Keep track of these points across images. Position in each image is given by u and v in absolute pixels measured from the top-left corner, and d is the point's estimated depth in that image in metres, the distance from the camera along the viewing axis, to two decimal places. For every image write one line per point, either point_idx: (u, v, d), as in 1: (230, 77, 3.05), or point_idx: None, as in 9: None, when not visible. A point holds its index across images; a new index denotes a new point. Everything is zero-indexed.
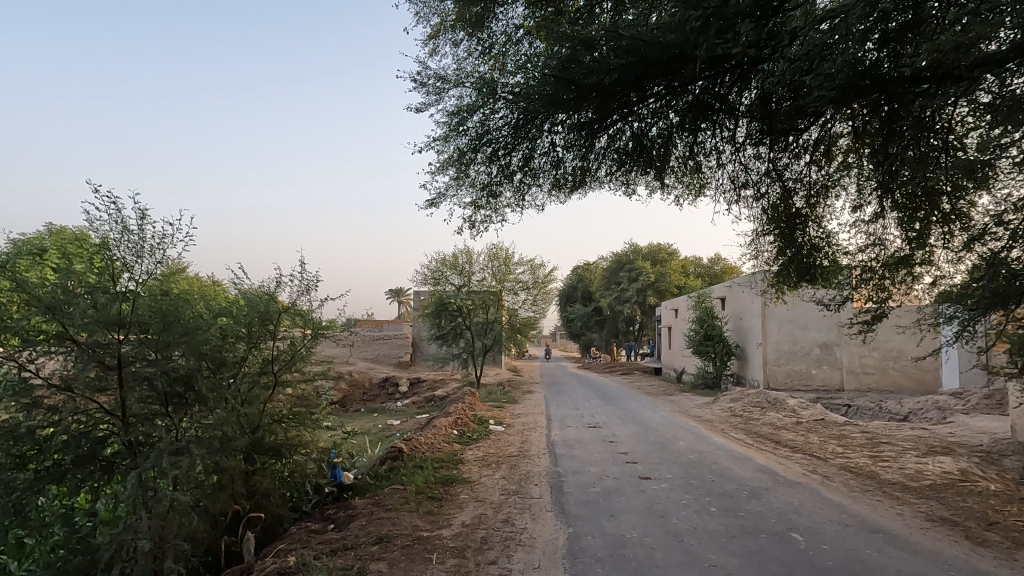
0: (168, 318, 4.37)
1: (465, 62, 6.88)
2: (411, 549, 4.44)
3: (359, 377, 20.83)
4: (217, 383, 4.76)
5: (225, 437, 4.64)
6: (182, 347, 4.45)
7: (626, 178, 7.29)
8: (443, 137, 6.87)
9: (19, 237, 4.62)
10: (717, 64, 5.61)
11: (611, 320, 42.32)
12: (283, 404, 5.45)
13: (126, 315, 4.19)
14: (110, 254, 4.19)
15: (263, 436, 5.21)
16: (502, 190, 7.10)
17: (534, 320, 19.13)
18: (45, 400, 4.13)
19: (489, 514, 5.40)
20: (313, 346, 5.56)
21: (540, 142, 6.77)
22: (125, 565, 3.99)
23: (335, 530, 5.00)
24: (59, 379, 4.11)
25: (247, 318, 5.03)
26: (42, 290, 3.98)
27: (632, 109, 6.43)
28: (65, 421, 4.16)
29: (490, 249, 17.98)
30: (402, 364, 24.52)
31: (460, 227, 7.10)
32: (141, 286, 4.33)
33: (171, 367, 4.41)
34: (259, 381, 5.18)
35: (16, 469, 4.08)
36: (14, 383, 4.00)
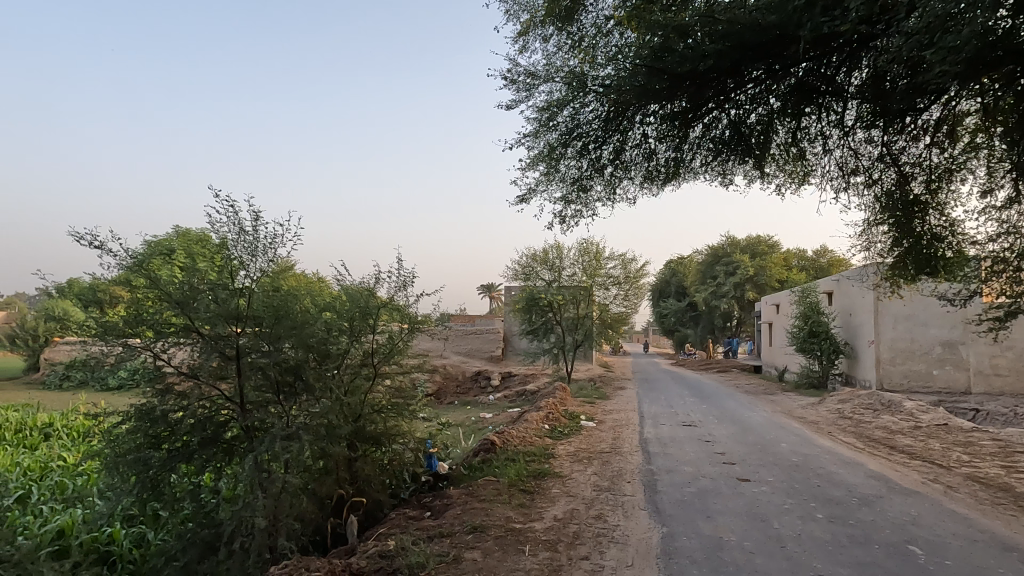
0: (279, 314, 4.67)
1: (554, 57, 6.88)
2: (504, 540, 4.52)
3: (454, 370, 21.39)
4: (323, 373, 5.02)
5: (331, 425, 4.88)
6: (292, 340, 4.74)
7: (723, 168, 7.03)
8: (533, 133, 6.91)
9: (152, 239, 5.13)
10: (823, 43, 5.29)
11: (707, 316, 41.02)
12: (382, 394, 5.67)
13: (242, 310, 4.52)
14: (228, 253, 4.56)
15: (364, 425, 5.47)
16: (593, 184, 7.03)
17: (625, 315, 18.80)
18: (175, 386, 4.59)
19: (581, 510, 5.39)
20: (409, 339, 5.68)
21: (631, 134, 6.67)
22: (245, 539, 4.36)
23: (432, 517, 5.17)
24: (187, 367, 4.54)
25: (349, 313, 5.20)
26: (172, 286, 4.39)
27: (729, 96, 6.19)
28: (193, 406, 4.60)
29: (581, 244, 17.87)
30: (493, 359, 24.90)
31: (551, 222, 7.14)
32: (255, 284, 4.66)
33: (282, 358, 4.72)
34: (361, 373, 5.41)
35: (153, 448, 4.54)
36: (152, 371, 4.48)
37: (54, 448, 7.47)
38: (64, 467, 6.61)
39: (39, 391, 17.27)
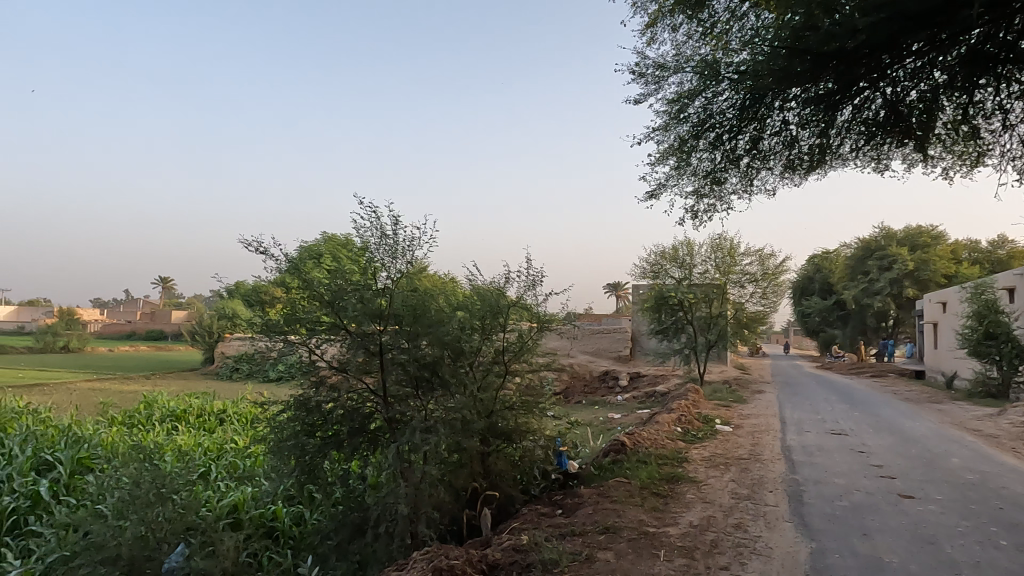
0: (417, 313, 4.93)
1: (684, 46, 6.64)
2: (637, 543, 4.43)
3: (581, 370, 21.35)
4: (458, 370, 5.22)
5: (466, 419, 5.05)
6: (429, 337, 4.98)
7: (877, 153, 6.40)
8: (663, 127, 6.71)
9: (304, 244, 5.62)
10: (1003, 4, 4.63)
11: (857, 315, 37.62)
12: (513, 392, 5.78)
13: (383, 308, 4.82)
14: (371, 256, 4.86)
15: (497, 421, 5.60)
16: (727, 176, 6.70)
17: (763, 314, 17.75)
18: (328, 379, 4.99)
19: (718, 517, 5.15)
20: (539, 338, 5.71)
21: (770, 122, 6.27)
22: (389, 524, 4.64)
23: (564, 515, 5.19)
24: (337, 361, 4.94)
25: (480, 311, 5.33)
26: (322, 287, 4.80)
27: (885, 73, 5.62)
28: (343, 397, 4.99)
29: (713, 240, 17.18)
30: (621, 359, 24.55)
31: (683, 217, 6.90)
32: (393, 285, 4.92)
33: (420, 355, 4.96)
34: (492, 370, 5.55)
35: (308, 435, 4.95)
36: (308, 364, 4.92)
37: (229, 432, 8.43)
38: (237, 449, 7.42)
39: (215, 382, 19.58)
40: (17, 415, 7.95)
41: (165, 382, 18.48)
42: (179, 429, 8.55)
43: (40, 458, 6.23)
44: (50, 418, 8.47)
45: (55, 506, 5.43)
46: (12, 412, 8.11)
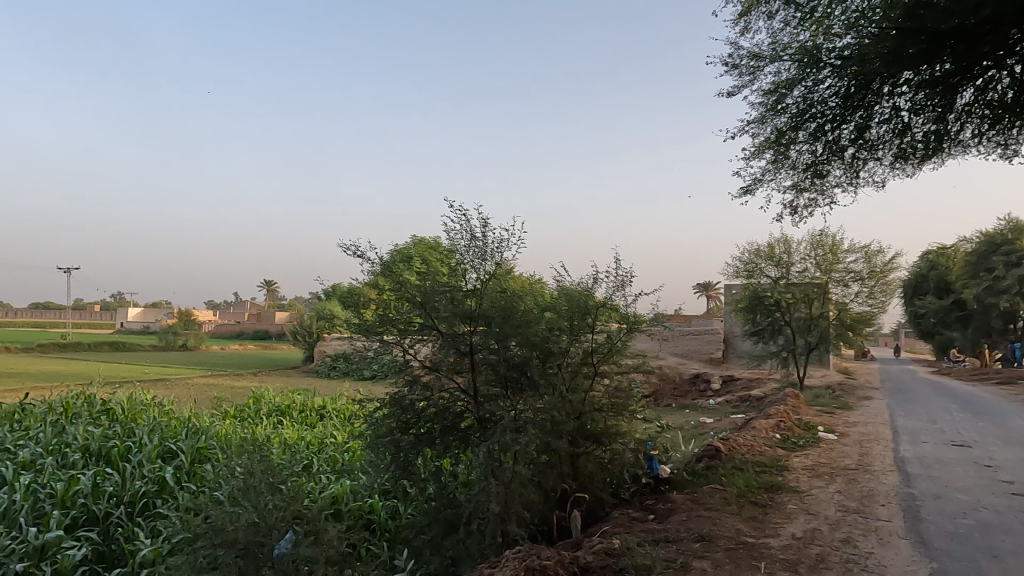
0: (506, 313, 4.97)
1: (781, 34, 6.33)
2: (735, 553, 4.26)
3: (670, 372, 20.80)
4: (548, 371, 5.21)
5: (556, 420, 5.04)
6: (518, 337, 5.01)
7: (1003, 138, 5.83)
8: (759, 119, 6.43)
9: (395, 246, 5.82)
10: None
11: (979, 316, 34.40)
12: (602, 393, 5.71)
13: (473, 309, 4.91)
14: (461, 259, 4.95)
15: (586, 423, 5.52)
16: (831, 168, 6.32)
17: (870, 315, 16.58)
18: (421, 378, 5.13)
19: (824, 531, 4.86)
20: (628, 339, 5.61)
21: (878, 109, 5.86)
22: (482, 522, 4.71)
23: (656, 521, 5.06)
24: (429, 361, 5.07)
25: (569, 312, 5.32)
26: (414, 289, 4.92)
27: (1013, 50, 5.10)
28: (436, 396, 5.12)
29: (813, 236, 16.11)
30: (713, 361, 23.71)
31: (781, 213, 6.57)
32: (479, 286, 4.98)
33: (509, 355, 5.00)
34: (581, 371, 5.53)
35: (403, 432, 5.10)
36: (403, 363, 5.08)
37: (329, 427, 8.87)
38: (336, 444, 7.79)
39: (315, 378, 20.66)
40: (145, 407, 8.73)
41: (270, 379, 19.70)
42: (284, 423, 9.09)
43: (165, 446, 6.81)
44: (173, 410, 9.24)
45: (179, 491, 5.91)
46: (141, 404, 8.91)
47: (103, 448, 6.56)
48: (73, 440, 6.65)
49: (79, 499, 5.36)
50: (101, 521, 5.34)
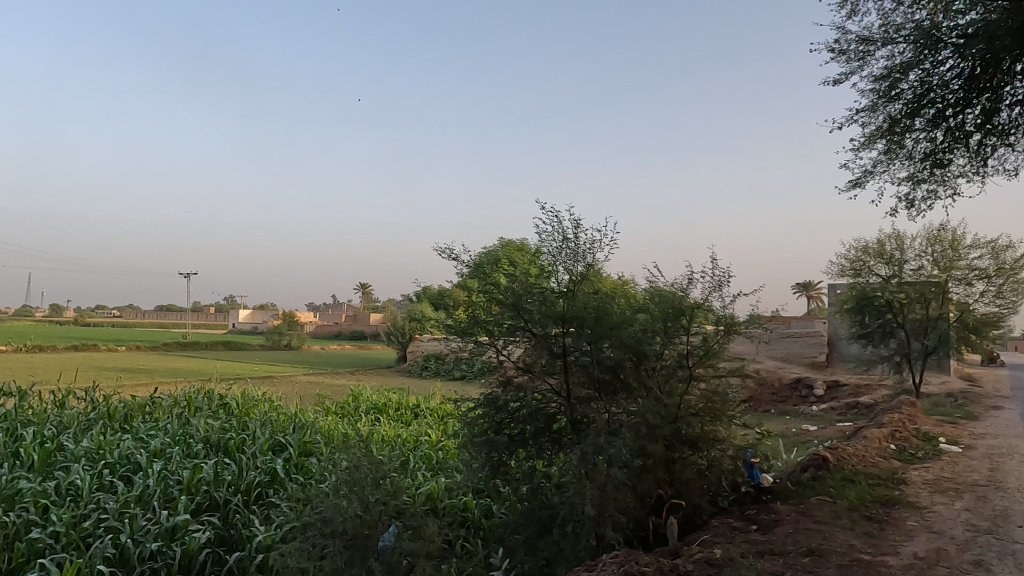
0: (599, 315, 4.93)
1: (894, 15, 5.89)
2: (849, 570, 4.00)
3: (768, 376, 19.87)
4: (642, 374, 5.08)
5: (652, 424, 4.91)
6: (611, 339, 4.94)
7: None
8: (869, 107, 6.01)
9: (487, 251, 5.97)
10: None
11: None
12: (697, 398, 5.47)
13: (565, 310, 4.90)
14: (552, 261, 5.00)
15: (682, 427, 5.30)
16: (953, 157, 5.81)
17: (998, 316, 15.10)
18: (514, 379, 5.18)
19: (950, 551, 4.47)
20: (726, 342, 5.35)
21: (1010, 89, 5.33)
22: (576, 525, 4.68)
23: (760, 532, 4.84)
24: (522, 362, 5.11)
25: (662, 313, 5.14)
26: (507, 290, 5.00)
27: None
28: (529, 397, 5.13)
29: (930, 231, 14.90)
30: (816, 365, 22.41)
31: (896, 207, 6.11)
32: (564, 287, 5.01)
33: (603, 357, 4.95)
34: (676, 374, 5.32)
35: (496, 432, 5.18)
36: (496, 364, 5.13)
37: (424, 425, 9.15)
38: (431, 442, 7.99)
39: (408, 378, 21.34)
40: (256, 403, 9.34)
41: (367, 378, 20.58)
42: (381, 420, 9.44)
43: (275, 439, 7.25)
44: (282, 406, 9.86)
45: (289, 482, 6.27)
46: (253, 400, 9.54)
47: (221, 440, 7.08)
48: (195, 432, 7.22)
49: (202, 486, 5.80)
50: (221, 507, 5.75)
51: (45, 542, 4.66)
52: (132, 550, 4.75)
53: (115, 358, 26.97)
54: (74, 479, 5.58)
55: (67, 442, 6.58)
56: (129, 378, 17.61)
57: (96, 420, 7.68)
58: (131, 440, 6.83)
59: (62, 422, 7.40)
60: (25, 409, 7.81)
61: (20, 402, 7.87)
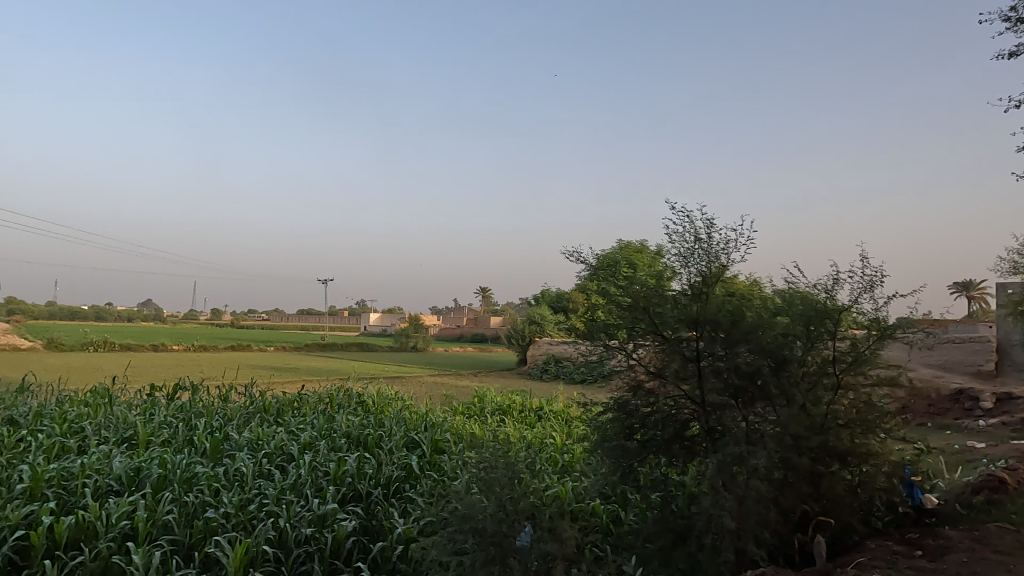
0: (735, 318, 4.71)
1: None
2: None
3: (922, 385, 17.94)
4: (783, 381, 4.74)
5: (796, 435, 4.59)
6: (749, 344, 4.69)
7: None
8: None
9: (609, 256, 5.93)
10: None
11: None
12: (846, 408, 4.98)
13: (698, 313, 4.69)
14: (683, 264, 4.84)
15: (831, 439, 4.85)
16: None
17: None
18: (645, 384, 5.07)
19: None
20: (879, 348, 4.90)
21: None
22: (714, 537, 4.45)
23: (926, 559, 4.35)
24: (653, 367, 4.97)
25: (804, 316, 4.75)
26: (638, 292, 4.86)
27: None
28: (661, 403, 4.97)
29: None
30: (982, 374, 19.91)
31: None
32: (688, 292, 4.85)
33: (740, 362, 4.67)
34: (822, 382, 4.85)
35: (627, 437, 5.04)
36: (625, 368, 5.05)
37: (549, 428, 9.23)
38: (556, 446, 8.01)
39: (529, 380, 21.57)
40: (390, 401, 9.89)
41: (489, 380, 21.07)
42: (507, 422, 9.62)
43: (409, 437, 7.62)
44: (413, 405, 10.36)
45: (423, 478, 6.55)
46: (388, 399, 10.10)
47: (361, 436, 7.55)
48: (338, 427, 7.76)
49: (347, 478, 6.24)
50: (364, 498, 6.12)
51: (218, 521, 5.19)
52: (290, 534, 5.16)
53: (265, 357, 29.67)
54: (239, 466, 6.20)
55: (232, 433, 7.34)
56: (278, 375, 19.29)
57: (254, 414, 8.48)
58: (284, 432, 7.48)
59: (228, 414, 8.27)
60: (197, 401, 8.80)
61: (194, 395, 8.88)
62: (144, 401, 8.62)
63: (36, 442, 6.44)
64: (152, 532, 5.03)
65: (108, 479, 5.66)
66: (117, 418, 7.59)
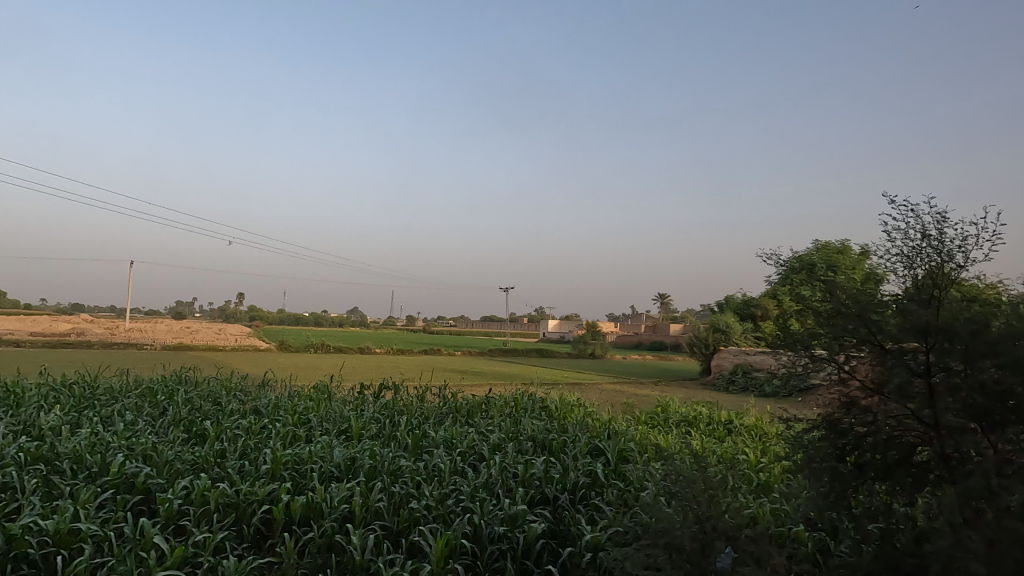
0: (979, 326, 3.34)
1: None
2: None
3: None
4: None
5: None
6: (1000, 357, 3.24)
7: None
8: None
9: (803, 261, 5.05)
10: None
11: None
12: None
13: (929, 321, 3.45)
14: (903, 268, 3.78)
15: None
16: None
17: None
18: (860, 401, 3.83)
19: None
20: None
21: None
22: None
23: None
24: (871, 381, 3.76)
25: None
26: (849, 294, 3.81)
27: None
28: (881, 422, 3.70)
29: None
30: None
31: None
32: (909, 295, 3.69)
33: (990, 381, 3.30)
34: None
35: (835, 459, 3.88)
36: (834, 382, 3.94)
37: (740, 443, 8.64)
38: (750, 463, 7.47)
39: (714, 391, 20.56)
40: (573, 407, 10.00)
41: (673, 390, 20.40)
42: (694, 434, 9.20)
43: (593, 444, 7.62)
44: (596, 412, 10.39)
45: (609, 486, 6.50)
46: (571, 405, 10.22)
47: (546, 440, 7.71)
48: (524, 431, 8.01)
49: (535, 481, 6.41)
50: (551, 502, 6.21)
51: (421, 512, 5.61)
52: (483, 529, 5.42)
53: (456, 361, 31.74)
54: (437, 463, 6.68)
55: (430, 431, 7.90)
56: (469, 378, 20.60)
57: (447, 413, 9.10)
58: (475, 433, 7.90)
59: (424, 412, 8.96)
60: (399, 400, 9.65)
61: (397, 395, 9.76)
62: (357, 397, 9.67)
63: (274, 430, 7.52)
64: (366, 516, 5.58)
65: (330, 465, 6.40)
66: (336, 412, 8.60)
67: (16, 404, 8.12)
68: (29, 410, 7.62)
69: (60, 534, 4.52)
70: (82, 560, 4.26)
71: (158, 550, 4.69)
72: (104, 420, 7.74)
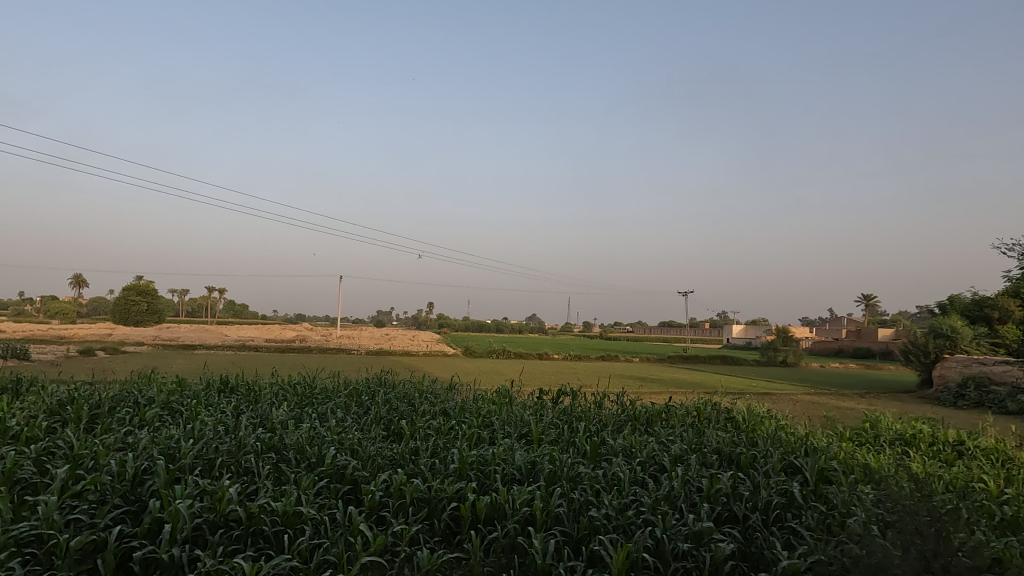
0: None
1: None
2: None
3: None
4: None
5: None
6: None
7: None
8: None
9: None
10: None
11: None
12: None
13: None
14: None
15: None
16: None
17: None
18: None
19: None
20: None
21: None
22: None
23: None
24: None
25: None
26: None
27: None
28: None
29: None
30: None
31: None
32: None
33: None
34: None
35: None
36: None
37: (975, 468, 7.37)
38: (990, 494, 6.30)
39: (939, 407, 17.74)
40: (764, 419, 9.27)
41: (884, 404, 18.01)
42: (913, 455, 8.02)
43: (788, 461, 6.98)
44: (790, 425, 9.51)
45: (808, 509, 5.91)
46: (761, 416, 9.48)
47: (733, 454, 7.23)
48: (709, 442, 7.59)
49: (721, 497, 6.03)
50: (740, 521, 5.79)
51: (600, 521, 5.53)
52: (666, 543, 5.20)
53: (634, 368, 31.14)
54: (616, 471, 6.58)
55: (609, 438, 7.83)
56: (647, 386, 20.05)
57: (627, 421, 8.93)
58: (656, 442, 7.66)
59: (602, 419, 8.89)
60: (577, 405, 9.69)
61: (575, 401, 9.80)
62: (536, 402, 9.88)
63: (460, 431, 7.95)
64: (546, 521, 5.66)
65: (512, 468, 6.60)
66: (517, 416, 8.87)
67: (255, 400, 9.52)
68: (263, 405, 8.90)
69: (287, 515, 5.20)
70: (303, 540, 4.84)
71: (363, 537, 5.17)
72: (320, 416, 8.78)
